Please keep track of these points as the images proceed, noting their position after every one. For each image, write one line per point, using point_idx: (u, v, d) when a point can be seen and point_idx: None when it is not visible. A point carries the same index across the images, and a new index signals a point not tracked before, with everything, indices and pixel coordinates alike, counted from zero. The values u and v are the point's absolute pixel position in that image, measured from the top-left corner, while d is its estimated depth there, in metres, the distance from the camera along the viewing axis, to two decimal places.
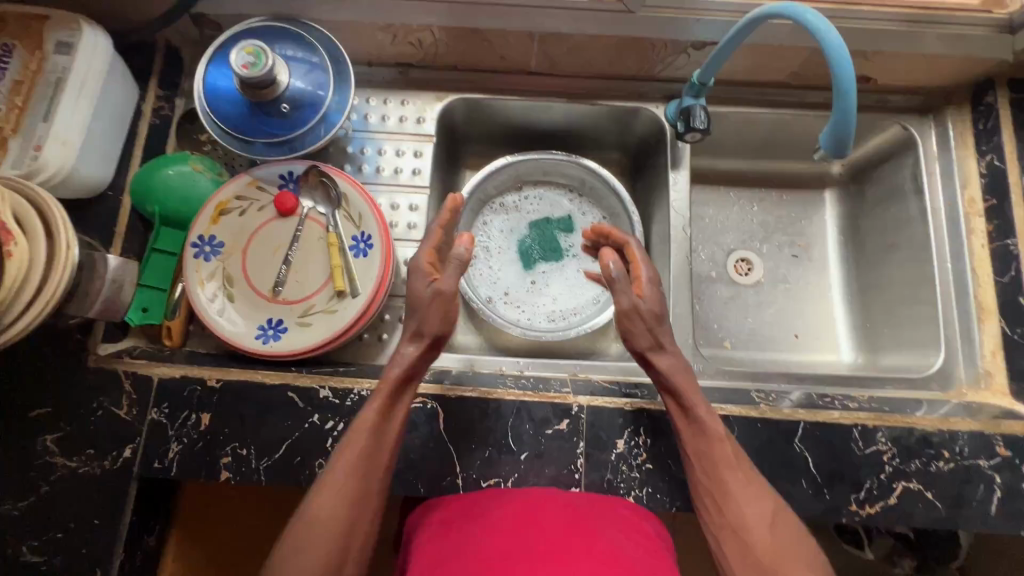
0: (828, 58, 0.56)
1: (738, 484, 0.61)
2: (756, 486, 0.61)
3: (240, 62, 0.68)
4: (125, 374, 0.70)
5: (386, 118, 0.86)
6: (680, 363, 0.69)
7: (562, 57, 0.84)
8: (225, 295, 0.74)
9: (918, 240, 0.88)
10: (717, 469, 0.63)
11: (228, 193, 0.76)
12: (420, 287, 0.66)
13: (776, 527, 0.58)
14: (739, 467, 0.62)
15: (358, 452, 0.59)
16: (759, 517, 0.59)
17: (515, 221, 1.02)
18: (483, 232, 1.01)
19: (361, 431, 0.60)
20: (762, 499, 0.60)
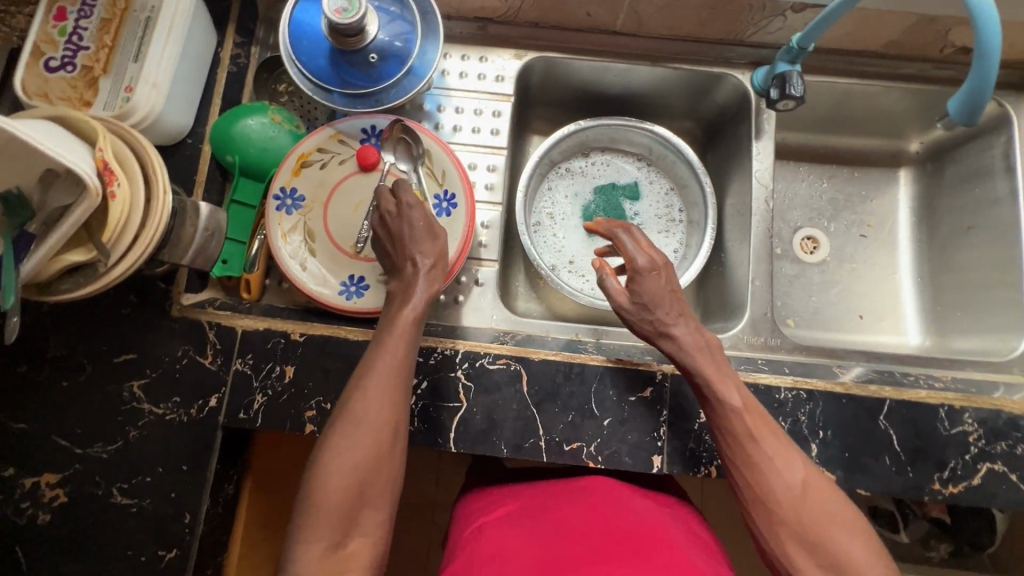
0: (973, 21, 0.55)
1: (763, 453, 0.57)
2: (785, 449, 0.57)
3: (333, 8, 0.66)
4: (210, 325, 0.70)
5: (463, 75, 0.84)
6: (705, 347, 0.64)
7: (651, 16, 0.80)
8: (306, 249, 0.73)
9: (1005, 221, 0.86)
10: (744, 437, 0.58)
11: (310, 145, 0.74)
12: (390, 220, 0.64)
13: (807, 496, 0.54)
14: (763, 431, 0.58)
15: (397, 350, 0.57)
16: (791, 482, 0.55)
17: (581, 188, 1.00)
18: (550, 198, 0.99)
19: (400, 327, 0.59)
20: (791, 463, 0.56)
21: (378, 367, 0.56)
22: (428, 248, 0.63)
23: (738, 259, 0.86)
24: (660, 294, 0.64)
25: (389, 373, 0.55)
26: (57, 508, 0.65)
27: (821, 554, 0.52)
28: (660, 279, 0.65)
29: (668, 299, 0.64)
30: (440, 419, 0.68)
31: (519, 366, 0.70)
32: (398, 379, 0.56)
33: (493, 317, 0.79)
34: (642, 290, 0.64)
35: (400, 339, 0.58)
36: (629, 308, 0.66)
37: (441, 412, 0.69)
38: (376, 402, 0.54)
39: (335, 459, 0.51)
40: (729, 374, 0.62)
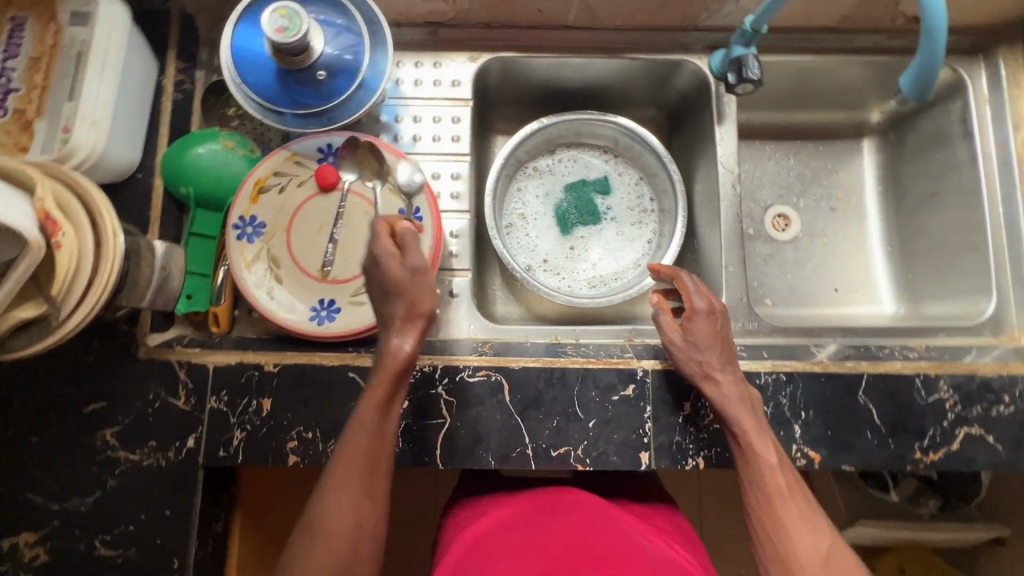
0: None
1: (791, 517, 0.57)
2: (809, 510, 0.58)
3: (273, 26, 0.63)
4: (179, 364, 0.68)
5: (419, 83, 0.82)
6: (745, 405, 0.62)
7: (603, 8, 0.79)
8: (272, 276, 0.71)
9: (967, 186, 0.87)
10: (773, 498, 0.58)
11: (266, 169, 0.72)
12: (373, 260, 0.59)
13: (829, 564, 0.55)
14: (789, 490, 0.58)
15: (361, 443, 0.56)
16: (807, 542, 0.56)
17: (551, 187, 0.99)
18: (521, 200, 0.98)
19: (363, 418, 0.57)
20: (810, 524, 0.57)
21: (357, 433, 0.56)
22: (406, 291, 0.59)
23: (711, 245, 0.86)
24: (714, 342, 0.65)
25: (366, 435, 0.56)
26: (39, 567, 0.64)
27: None
28: (712, 328, 0.66)
29: (721, 348, 0.65)
30: (424, 438, 0.68)
31: (500, 376, 0.69)
32: (375, 444, 0.56)
33: (471, 327, 0.78)
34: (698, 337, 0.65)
35: (373, 405, 0.57)
36: (678, 346, 0.66)
37: (425, 430, 0.68)
38: (340, 506, 0.54)
39: (322, 516, 0.54)
40: (762, 430, 0.62)
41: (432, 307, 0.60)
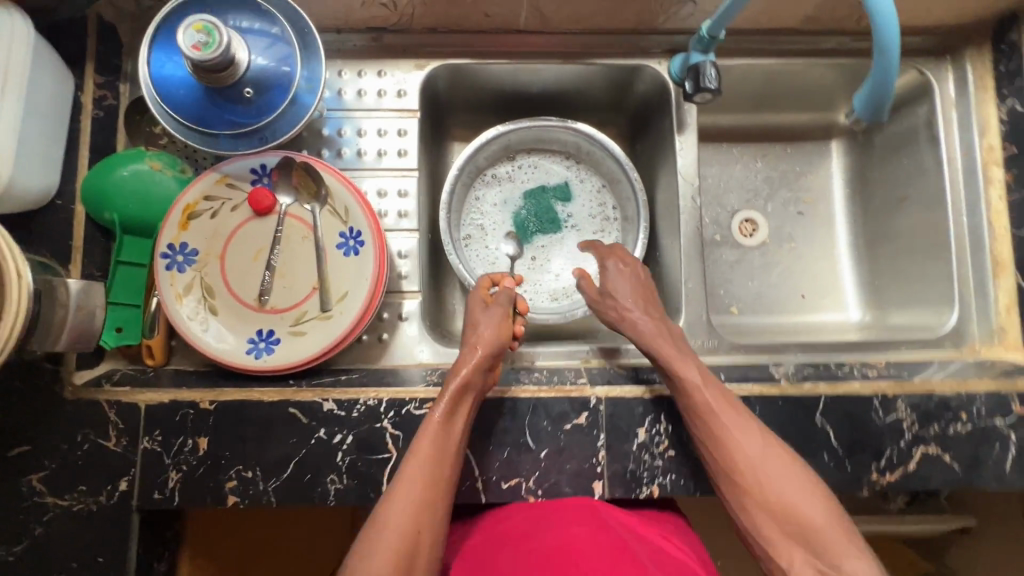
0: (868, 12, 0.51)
1: (723, 433, 0.62)
2: (735, 417, 0.63)
3: (189, 42, 0.58)
4: (108, 404, 0.64)
5: (362, 94, 0.77)
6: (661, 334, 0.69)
7: (554, 11, 0.74)
8: (206, 307, 0.67)
9: (932, 193, 0.84)
10: (705, 419, 0.63)
11: (195, 194, 0.68)
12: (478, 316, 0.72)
13: (767, 463, 0.60)
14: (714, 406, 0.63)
15: (427, 452, 0.60)
16: (742, 447, 0.61)
17: (510, 195, 0.95)
18: (479, 210, 0.95)
19: (428, 430, 0.61)
20: (742, 433, 0.62)
21: (426, 434, 0.61)
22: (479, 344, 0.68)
23: (672, 259, 0.84)
24: (628, 290, 0.74)
25: (436, 432, 0.61)
26: None
27: (789, 522, 0.58)
28: (628, 277, 0.75)
29: (636, 295, 0.73)
30: (370, 474, 0.65)
31: None
32: (438, 441, 0.61)
33: (421, 352, 0.75)
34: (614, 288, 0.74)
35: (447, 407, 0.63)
36: (597, 299, 0.76)
37: (371, 465, 0.65)
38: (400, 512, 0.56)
39: (389, 517, 0.56)
40: (686, 356, 0.67)
41: (506, 343, 0.70)
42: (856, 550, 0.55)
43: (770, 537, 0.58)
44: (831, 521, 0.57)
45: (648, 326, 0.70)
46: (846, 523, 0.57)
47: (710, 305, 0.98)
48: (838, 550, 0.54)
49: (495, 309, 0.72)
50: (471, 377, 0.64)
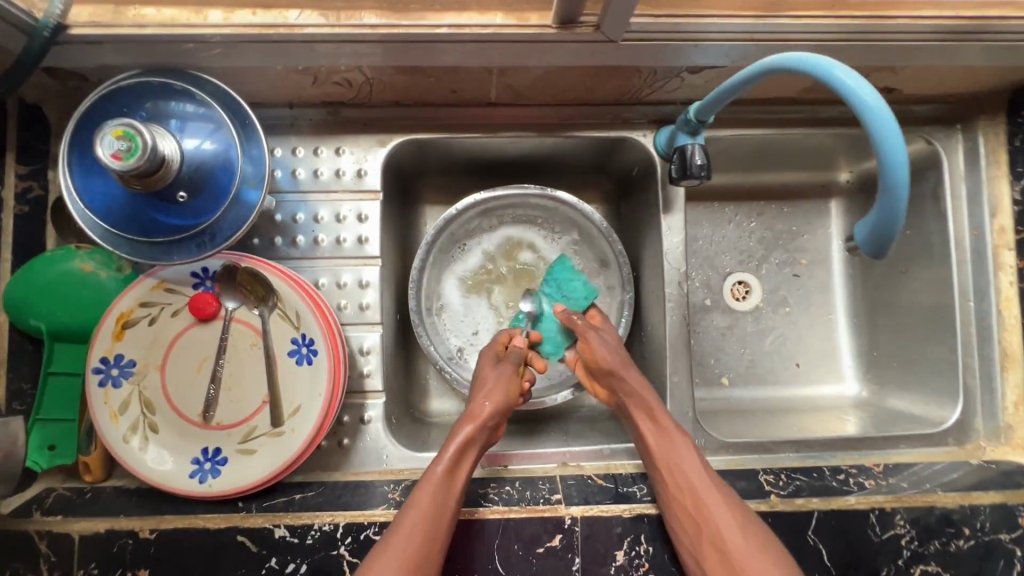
0: (874, 138, 0.45)
1: (673, 476, 0.62)
2: (681, 449, 0.63)
3: (109, 151, 0.52)
4: (40, 535, 0.59)
5: (319, 173, 0.71)
6: (640, 396, 0.67)
7: (528, 87, 0.68)
8: (146, 426, 0.62)
9: (938, 271, 0.78)
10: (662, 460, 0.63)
11: (130, 301, 0.61)
12: (489, 366, 0.71)
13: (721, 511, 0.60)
14: (665, 444, 0.64)
15: (423, 506, 0.58)
16: (685, 481, 0.62)
17: (491, 264, 0.87)
18: (456, 279, 0.87)
19: (428, 483, 0.60)
20: (683, 468, 0.62)
21: (417, 501, 0.59)
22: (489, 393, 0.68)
23: (657, 343, 0.78)
24: (614, 350, 0.70)
25: (426, 510, 0.58)
26: None
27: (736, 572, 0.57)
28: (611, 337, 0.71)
29: (620, 359, 0.69)
30: None
31: None
32: (434, 517, 0.58)
33: (386, 457, 0.70)
34: (595, 347, 0.70)
35: (442, 482, 0.60)
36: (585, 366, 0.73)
37: None
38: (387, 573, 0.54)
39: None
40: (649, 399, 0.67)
41: (513, 402, 0.69)
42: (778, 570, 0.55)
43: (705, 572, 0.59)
44: None
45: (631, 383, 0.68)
46: (782, 555, 0.57)
47: (699, 376, 0.92)
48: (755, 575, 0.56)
49: (502, 369, 0.70)
50: (477, 429, 0.65)
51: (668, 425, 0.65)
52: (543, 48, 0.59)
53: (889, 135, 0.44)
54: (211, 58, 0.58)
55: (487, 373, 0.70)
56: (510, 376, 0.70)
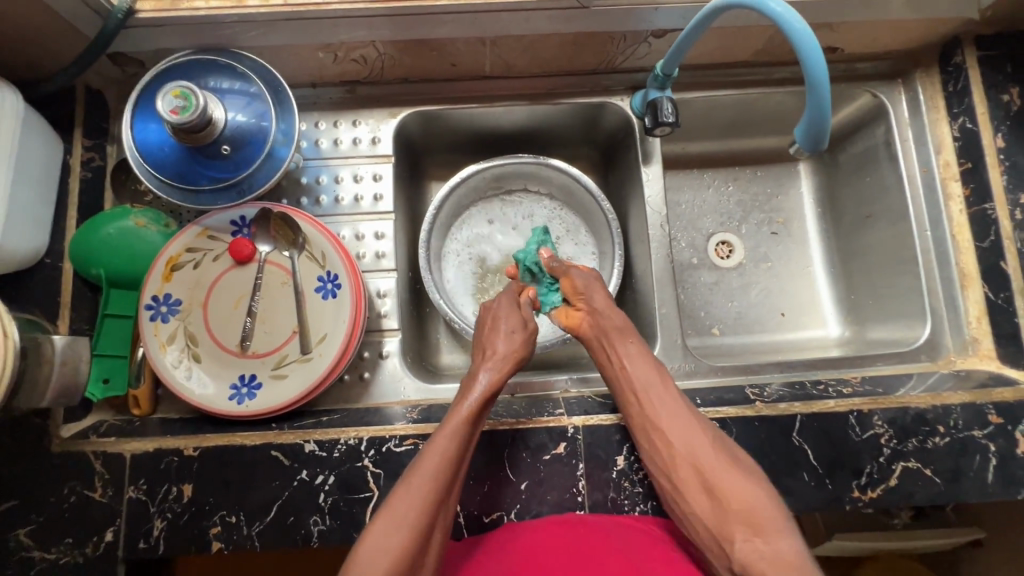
0: (799, 52, 0.58)
1: (656, 414, 0.64)
2: (660, 384, 0.67)
3: (168, 108, 0.62)
4: (95, 456, 0.65)
5: (339, 142, 0.82)
6: (620, 323, 0.72)
7: (516, 57, 0.78)
8: (189, 356, 0.70)
9: (896, 209, 0.86)
10: (644, 395, 0.66)
11: (178, 246, 0.71)
12: (509, 311, 0.75)
13: (695, 443, 0.62)
14: (646, 380, 0.67)
15: (450, 439, 0.60)
16: (669, 415, 0.64)
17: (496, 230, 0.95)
18: (464, 243, 0.94)
19: (454, 422, 0.61)
20: (665, 404, 0.65)
21: (425, 461, 0.58)
22: (512, 348, 0.71)
23: (646, 284, 0.86)
24: (594, 282, 0.76)
25: (432, 475, 0.57)
26: None
27: (717, 496, 0.58)
28: (595, 275, 0.78)
29: (599, 291, 0.75)
30: (352, 514, 0.65)
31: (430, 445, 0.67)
32: (447, 474, 0.58)
33: (402, 388, 0.77)
34: (579, 277, 0.76)
35: (461, 431, 0.61)
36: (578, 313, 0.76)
37: (354, 505, 0.65)
38: (421, 494, 0.55)
39: (374, 564, 0.51)
40: (630, 331, 0.72)
41: (523, 356, 0.72)
42: (750, 481, 0.58)
43: (688, 499, 0.60)
44: (773, 505, 0.56)
45: (613, 314, 0.73)
46: (749, 467, 0.60)
47: (690, 327, 0.95)
48: (728, 485, 0.58)
49: (514, 319, 0.74)
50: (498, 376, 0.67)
51: (647, 374, 0.68)
52: (526, 15, 0.70)
53: (811, 47, 0.56)
54: (247, 40, 0.70)
55: (504, 323, 0.73)
56: (523, 326, 0.74)
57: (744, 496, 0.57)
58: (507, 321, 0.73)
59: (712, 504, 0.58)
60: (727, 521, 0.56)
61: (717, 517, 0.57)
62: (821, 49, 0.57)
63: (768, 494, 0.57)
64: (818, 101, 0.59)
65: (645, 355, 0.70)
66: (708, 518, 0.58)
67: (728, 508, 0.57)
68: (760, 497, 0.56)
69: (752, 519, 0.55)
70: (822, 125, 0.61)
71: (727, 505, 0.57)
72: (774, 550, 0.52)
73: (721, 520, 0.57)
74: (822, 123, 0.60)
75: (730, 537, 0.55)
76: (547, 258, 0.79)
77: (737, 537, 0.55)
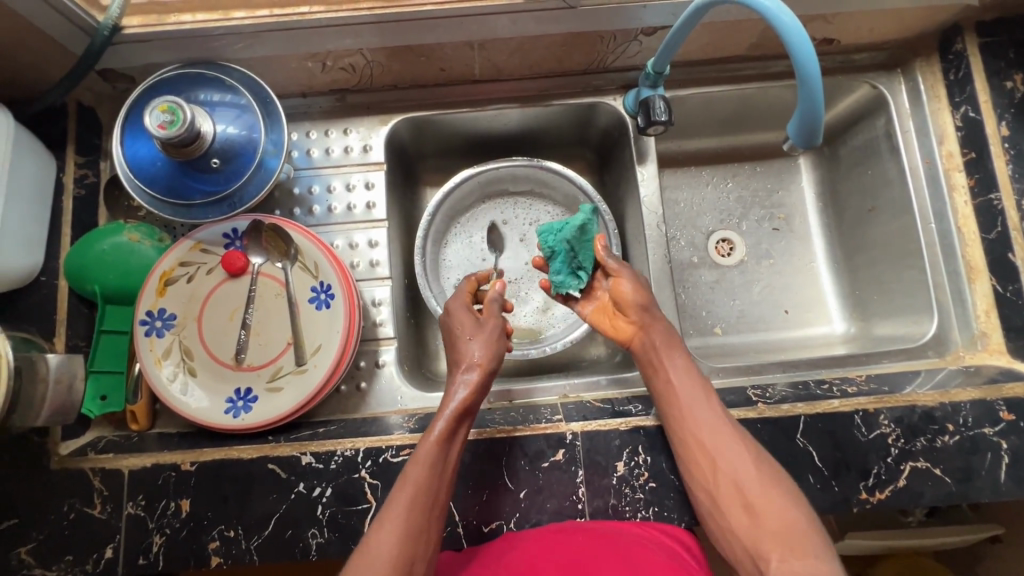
0: (790, 48, 0.57)
1: (700, 429, 0.63)
2: (705, 398, 0.66)
3: (155, 123, 0.61)
4: (93, 472, 0.65)
5: (330, 151, 0.82)
6: (670, 338, 0.71)
7: (505, 60, 0.78)
8: (185, 371, 0.70)
9: (899, 201, 0.85)
10: (688, 411, 0.65)
11: (171, 261, 0.72)
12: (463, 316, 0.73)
13: (738, 460, 0.61)
14: (693, 392, 0.66)
15: (424, 470, 0.59)
16: (712, 433, 0.63)
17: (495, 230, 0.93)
18: (464, 242, 0.93)
19: (427, 450, 0.60)
20: (709, 419, 0.64)
21: (400, 497, 0.57)
22: (482, 358, 0.69)
23: None
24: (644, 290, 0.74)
25: (407, 510, 0.56)
26: None
27: (752, 513, 0.58)
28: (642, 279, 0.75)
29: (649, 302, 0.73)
30: (350, 526, 0.65)
31: None
32: (420, 512, 0.56)
33: (400, 397, 0.77)
34: (628, 282, 0.73)
35: (435, 457, 0.60)
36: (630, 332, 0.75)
37: (351, 517, 0.65)
38: (391, 528, 0.54)
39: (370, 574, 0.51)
40: (677, 342, 0.71)
41: (493, 371, 0.70)
42: (789, 501, 0.57)
43: (725, 513, 0.60)
44: (808, 524, 0.55)
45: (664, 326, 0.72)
46: (792, 490, 0.59)
47: (691, 327, 0.94)
48: (769, 505, 0.57)
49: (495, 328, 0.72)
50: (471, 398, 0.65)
51: (695, 387, 0.67)
52: (514, 17, 0.69)
53: (802, 42, 0.55)
54: (234, 52, 0.70)
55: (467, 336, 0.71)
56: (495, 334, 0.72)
57: (780, 516, 0.56)
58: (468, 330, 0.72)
59: (748, 519, 0.58)
60: (764, 540, 0.56)
61: (754, 534, 0.57)
62: (811, 42, 0.56)
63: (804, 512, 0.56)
64: (810, 96, 0.58)
65: (692, 366, 0.69)
66: (741, 530, 0.58)
67: (764, 526, 0.56)
68: (795, 517, 0.56)
69: (789, 537, 0.54)
70: (816, 119, 0.60)
71: (765, 524, 0.56)
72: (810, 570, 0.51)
73: (755, 536, 0.57)
74: (816, 116, 0.59)
75: (765, 556, 0.55)
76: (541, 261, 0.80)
77: (772, 557, 0.54)
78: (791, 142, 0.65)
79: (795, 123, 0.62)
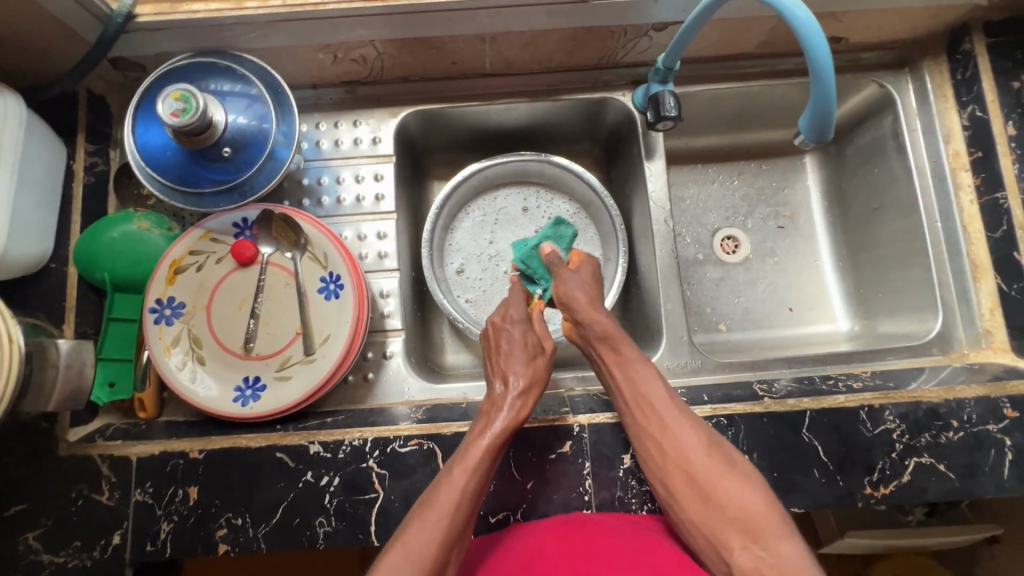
0: (804, 41, 0.57)
1: (649, 417, 0.63)
2: (648, 384, 0.65)
3: (168, 110, 0.61)
4: (102, 459, 0.66)
5: (339, 143, 0.83)
6: (608, 334, 0.70)
7: (516, 55, 0.78)
8: (194, 359, 0.70)
9: (905, 199, 0.85)
10: (637, 402, 0.64)
11: (181, 249, 0.72)
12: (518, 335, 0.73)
13: (694, 450, 0.60)
14: (637, 382, 0.65)
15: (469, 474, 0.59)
16: (660, 420, 0.63)
17: (513, 216, 0.93)
18: (476, 220, 0.93)
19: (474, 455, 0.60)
20: (661, 406, 0.63)
21: (443, 500, 0.56)
22: (531, 372, 0.69)
23: (650, 280, 0.86)
24: (580, 287, 0.74)
25: (453, 512, 0.56)
26: None
27: (710, 502, 0.57)
28: (583, 278, 0.76)
29: (582, 297, 0.73)
30: (358, 515, 0.65)
31: (432, 444, 0.67)
32: (463, 518, 0.56)
33: (406, 389, 0.77)
34: (565, 283, 0.75)
35: (482, 466, 0.60)
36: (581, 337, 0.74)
37: (359, 507, 0.65)
38: (434, 531, 0.54)
39: None
40: (616, 336, 0.70)
41: (539, 382, 0.70)
42: (747, 486, 0.57)
43: (682, 505, 0.59)
44: (767, 509, 0.55)
45: (601, 322, 0.70)
46: (745, 470, 0.59)
47: (696, 324, 0.94)
48: (725, 491, 0.57)
49: (543, 355, 0.72)
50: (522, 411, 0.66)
51: (639, 375, 0.66)
52: (526, 12, 0.69)
53: (816, 35, 0.56)
54: (247, 42, 0.70)
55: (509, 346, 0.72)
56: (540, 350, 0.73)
57: (739, 501, 0.55)
58: (514, 344, 0.72)
59: (707, 510, 0.57)
60: (723, 529, 0.55)
61: (711, 523, 0.56)
62: (825, 37, 0.57)
63: (765, 497, 0.56)
64: (824, 89, 0.58)
65: (636, 354, 0.69)
66: (701, 523, 0.57)
67: (726, 516, 0.55)
68: (756, 501, 0.55)
69: (750, 524, 0.54)
70: (829, 112, 0.60)
71: (725, 513, 0.55)
72: (772, 554, 0.51)
73: (715, 526, 0.56)
74: (828, 110, 0.60)
75: (728, 545, 0.54)
76: (548, 253, 0.81)
77: (734, 545, 0.54)
78: (802, 138, 0.66)
79: (808, 119, 0.63)
